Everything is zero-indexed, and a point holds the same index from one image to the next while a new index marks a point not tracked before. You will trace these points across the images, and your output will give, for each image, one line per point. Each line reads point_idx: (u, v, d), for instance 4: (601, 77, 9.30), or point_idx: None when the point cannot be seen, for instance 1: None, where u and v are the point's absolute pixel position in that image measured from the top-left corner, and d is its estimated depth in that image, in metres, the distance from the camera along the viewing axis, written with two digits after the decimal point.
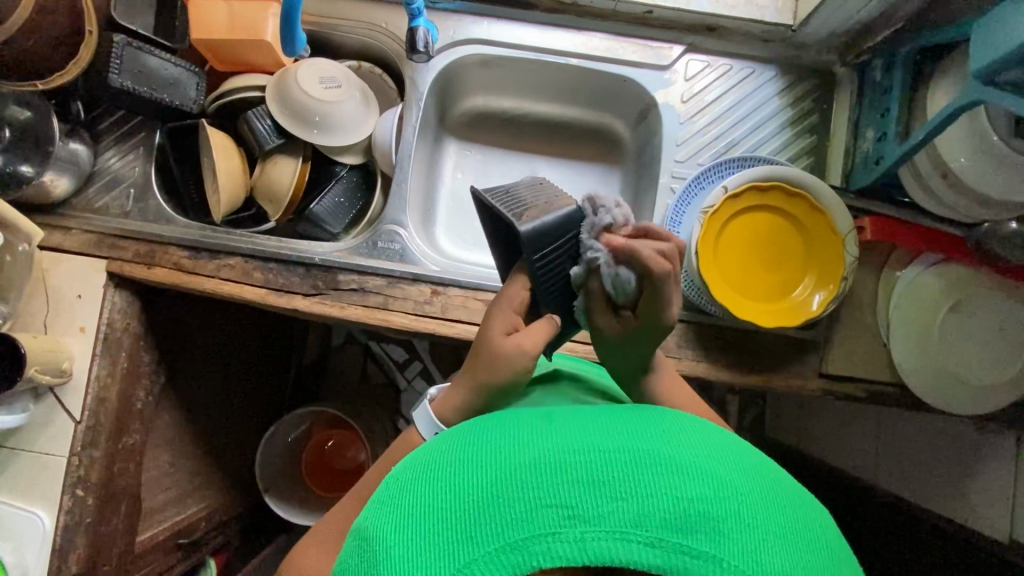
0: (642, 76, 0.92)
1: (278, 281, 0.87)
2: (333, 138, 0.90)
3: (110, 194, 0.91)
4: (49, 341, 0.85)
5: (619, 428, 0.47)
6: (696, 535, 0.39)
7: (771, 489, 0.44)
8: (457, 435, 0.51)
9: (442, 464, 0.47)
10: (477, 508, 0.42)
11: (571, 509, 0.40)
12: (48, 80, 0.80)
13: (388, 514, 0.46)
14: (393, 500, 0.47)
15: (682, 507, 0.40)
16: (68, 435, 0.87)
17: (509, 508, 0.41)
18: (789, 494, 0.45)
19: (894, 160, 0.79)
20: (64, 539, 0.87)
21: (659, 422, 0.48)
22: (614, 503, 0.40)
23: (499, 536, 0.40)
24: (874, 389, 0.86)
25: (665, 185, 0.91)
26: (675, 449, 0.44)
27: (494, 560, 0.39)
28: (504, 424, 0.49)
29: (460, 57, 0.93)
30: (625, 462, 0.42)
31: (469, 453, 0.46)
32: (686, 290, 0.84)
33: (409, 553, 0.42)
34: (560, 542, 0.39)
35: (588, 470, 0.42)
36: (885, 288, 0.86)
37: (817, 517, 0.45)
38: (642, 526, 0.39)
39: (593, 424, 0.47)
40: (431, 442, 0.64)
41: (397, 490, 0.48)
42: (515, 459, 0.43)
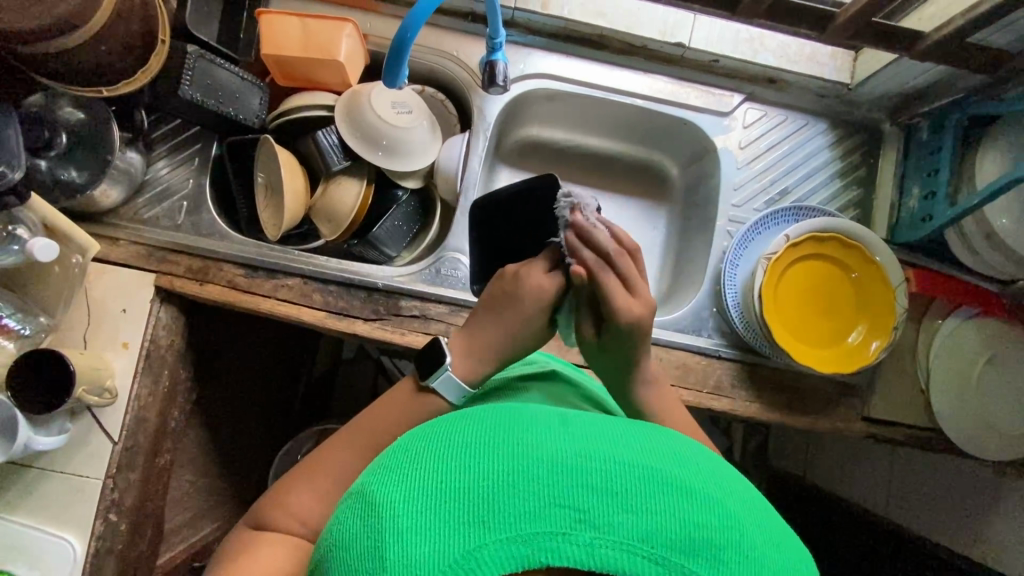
0: (702, 121, 0.95)
1: (339, 304, 0.86)
2: (399, 163, 0.89)
3: (161, 205, 0.88)
4: (93, 358, 0.81)
5: (634, 437, 0.44)
6: (699, 560, 0.37)
7: (771, 527, 0.42)
8: (464, 414, 0.47)
9: (452, 441, 0.43)
10: (489, 493, 0.39)
11: (582, 514, 0.38)
12: (116, 88, 0.78)
13: (392, 481, 0.42)
14: (397, 468, 0.43)
15: (690, 530, 0.38)
16: (103, 457, 0.83)
17: (522, 500, 0.38)
18: (786, 534, 0.44)
19: (944, 220, 0.83)
20: (93, 566, 0.82)
21: (671, 439, 0.45)
22: (625, 515, 0.38)
23: (510, 527, 0.37)
24: (913, 433, 0.90)
25: (722, 228, 0.94)
26: (687, 471, 0.42)
27: (501, 550, 0.37)
28: (519, 412, 0.46)
29: (527, 90, 0.94)
30: (641, 476, 0.40)
31: (482, 434, 0.43)
32: (744, 331, 0.87)
33: (414, 528, 0.38)
34: (568, 543, 0.37)
35: (604, 478, 0.39)
36: (926, 337, 0.91)
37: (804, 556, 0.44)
38: (649, 542, 0.37)
39: (607, 428, 0.44)
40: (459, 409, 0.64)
41: (403, 458, 0.44)
42: (532, 452, 0.40)
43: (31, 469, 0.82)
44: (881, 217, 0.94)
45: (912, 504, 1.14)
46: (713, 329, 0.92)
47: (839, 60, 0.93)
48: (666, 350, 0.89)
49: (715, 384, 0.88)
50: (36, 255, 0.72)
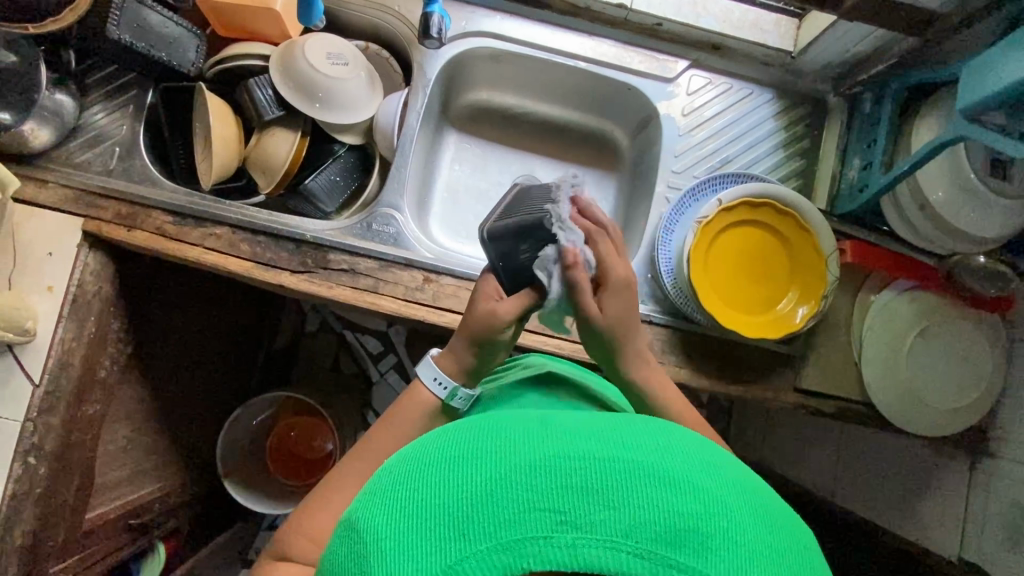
0: (647, 86, 0.94)
1: (267, 256, 0.85)
2: (333, 116, 0.88)
3: (94, 150, 0.88)
4: (14, 298, 0.80)
5: (617, 433, 0.42)
6: (683, 550, 0.36)
7: (760, 507, 0.41)
8: (449, 429, 0.46)
9: (435, 457, 0.42)
10: (469, 507, 0.38)
11: (563, 515, 0.37)
12: (42, 25, 0.76)
13: (377, 504, 0.42)
14: (382, 491, 0.42)
15: (674, 520, 0.37)
16: (23, 398, 0.83)
17: (503, 507, 0.37)
18: (784, 517, 0.42)
19: (878, 188, 0.83)
20: (10, 508, 0.82)
21: (657, 431, 0.44)
22: (607, 512, 0.37)
23: (492, 536, 0.37)
24: (843, 406, 0.90)
25: (661, 194, 0.93)
26: (670, 461, 0.40)
27: (485, 559, 0.36)
28: (499, 420, 0.45)
29: (470, 49, 0.93)
30: (621, 471, 0.38)
31: (464, 447, 0.42)
32: (674, 295, 0.86)
33: (399, 547, 0.38)
34: (551, 547, 0.36)
35: (583, 477, 0.38)
36: (860, 310, 0.90)
37: (802, 535, 0.42)
38: (632, 536, 0.36)
39: (590, 426, 0.43)
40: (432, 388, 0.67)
41: (388, 481, 0.43)
42: (511, 459, 0.39)
43: None
44: (822, 189, 0.94)
45: (855, 487, 1.13)
46: (647, 294, 0.92)
47: (783, 28, 0.92)
48: None
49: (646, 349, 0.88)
50: None
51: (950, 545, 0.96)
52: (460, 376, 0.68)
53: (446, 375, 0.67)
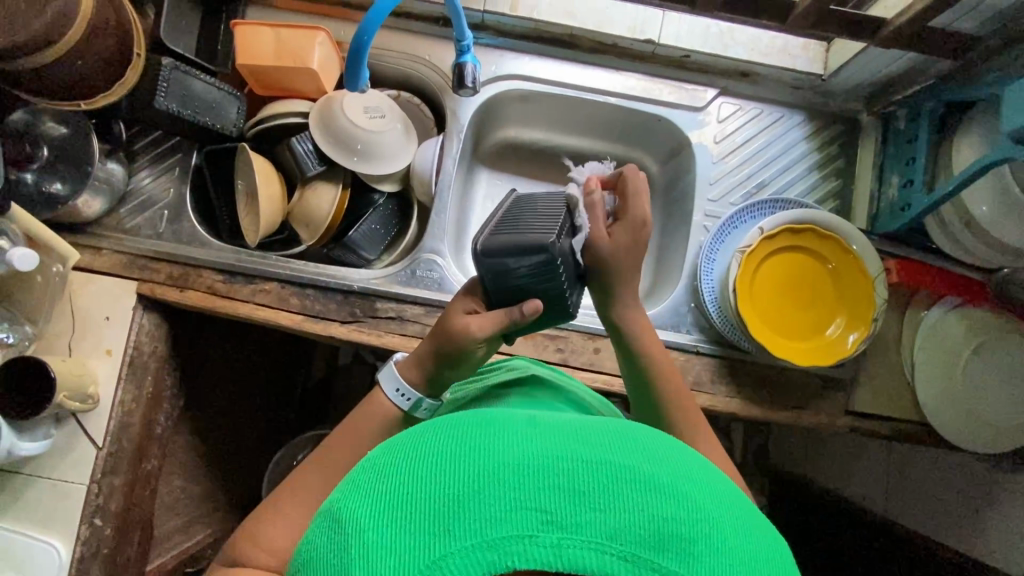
0: (677, 117, 0.95)
1: (316, 308, 0.87)
2: (372, 168, 0.90)
3: (143, 215, 0.90)
4: (77, 365, 0.83)
5: (602, 435, 0.42)
6: (667, 555, 0.36)
7: (742, 515, 0.41)
8: (432, 424, 0.46)
9: (418, 451, 0.42)
10: (453, 503, 0.38)
11: (549, 515, 0.37)
12: (94, 101, 0.81)
13: (360, 495, 0.41)
14: (363, 485, 0.42)
15: (658, 525, 0.37)
16: (88, 461, 0.84)
17: (488, 505, 0.37)
18: (763, 528, 0.43)
19: (922, 209, 0.82)
20: (79, 571, 0.84)
21: (645, 436, 0.44)
22: (593, 514, 0.37)
23: (475, 533, 0.37)
24: (899, 427, 0.89)
25: (698, 223, 0.93)
26: (658, 466, 0.41)
27: (468, 557, 0.36)
28: (486, 417, 0.44)
29: (501, 91, 0.95)
30: (607, 472, 0.39)
31: (448, 442, 0.42)
32: (720, 326, 0.87)
33: (380, 540, 0.37)
34: (534, 546, 0.36)
35: (569, 478, 0.38)
36: (909, 329, 0.89)
37: (780, 543, 0.43)
38: (617, 539, 0.36)
39: (576, 427, 0.43)
40: (393, 400, 0.68)
41: (370, 473, 0.43)
42: (499, 457, 0.39)
43: (19, 475, 0.84)
44: (860, 209, 0.93)
45: (910, 501, 1.11)
46: (691, 324, 0.92)
47: (811, 51, 0.92)
48: None
49: (695, 380, 0.88)
50: (15, 264, 0.74)
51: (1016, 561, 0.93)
52: (423, 388, 0.69)
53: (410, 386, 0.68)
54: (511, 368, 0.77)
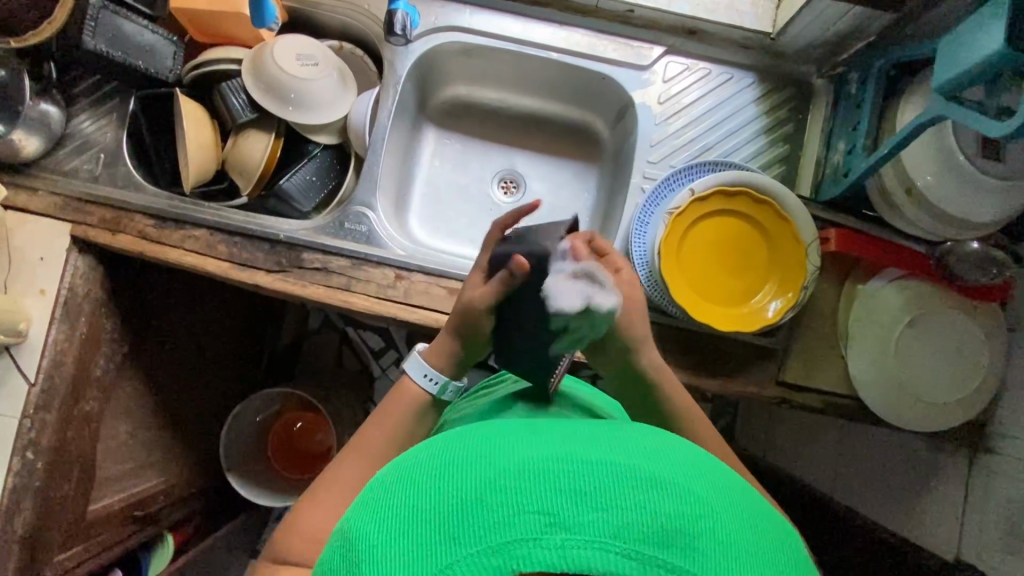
0: (621, 74, 0.92)
1: (243, 256, 0.87)
2: (304, 117, 0.89)
3: (80, 158, 0.91)
4: (7, 302, 0.84)
5: (600, 438, 0.43)
6: (672, 549, 0.37)
7: (745, 509, 0.41)
8: (440, 440, 0.47)
9: (427, 465, 0.43)
10: (459, 511, 0.39)
11: (553, 517, 0.37)
12: (22, 38, 0.81)
13: (373, 514, 0.42)
14: (374, 503, 0.43)
15: (662, 521, 0.37)
16: (19, 397, 0.87)
17: (492, 511, 0.38)
18: (775, 525, 0.43)
19: (859, 173, 0.79)
20: (11, 501, 0.87)
21: (647, 436, 0.45)
22: (595, 514, 0.37)
23: (480, 539, 0.37)
24: (829, 400, 0.86)
25: (636, 185, 0.91)
26: (659, 465, 0.41)
27: (476, 563, 0.37)
28: (491, 430, 0.45)
29: (441, 44, 0.93)
30: (606, 472, 0.39)
31: (454, 455, 0.43)
32: (648, 289, 0.84)
33: (391, 554, 0.39)
34: (540, 548, 0.37)
35: (571, 480, 0.39)
36: (845, 301, 0.86)
37: (789, 541, 0.43)
38: (621, 537, 0.36)
39: (576, 434, 0.44)
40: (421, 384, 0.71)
41: (381, 490, 0.44)
42: (502, 464, 0.40)
43: None
44: (806, 176, 0.90)
45: (855, 482, 1.09)
46: None
47: (760, 8, 0.88)
48: None
49: None
50: None
51: (947, 543, 0.91)
52: (448, 371, 0.72)
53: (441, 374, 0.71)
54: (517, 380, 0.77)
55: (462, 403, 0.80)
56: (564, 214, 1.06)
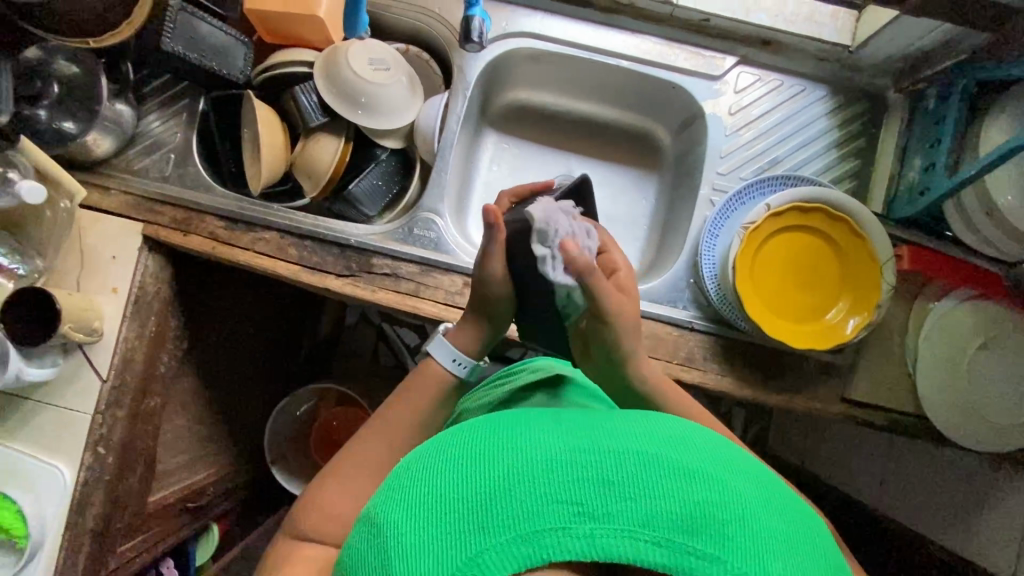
0: (693, 84, 0.91)
1: (313, 260, 0.88)
2: (374, 121, 0.89)
3: (151, 157, 0.92)
4: (83, 300, 0.85)
5: (625, 427, 0.45)
6: (702, 538, 0.38)
7: (768, 492, 0.43)
8: (460, 428, 0.48)
9: (452, 452, 0.44)
10: (488, 500, 0.40)
11: (581, 506, 0.39)
12: (103, 40, 0.82)
13: (396, 498, 0.43)
14: (397, 485, 0.44)
15: (690, 510, 0.39)
16: (92, 393, 0.88)
17: (523, 499, 0.39)
18: (800, 514, 0.44)
19: (940, 193, 0.78)
20: (82, 494, 0.89)
21: (668, 423, 0.46)
22: (624, 503, 0.39)
23: (510, 528, 0.38)
24: (893, 418, 0.87)
25: (704, 197, 0.91)
26: (683, 453, 0.42)
27: (505, 550, 0.38)
28: (512, 419, 0.46)
29: (511, 50, 0.92)
30: (633, 462, 0.41)
31: (477, 442, 0.44)
32: (718, 304, 0.85)
33: (420, 540, 0.39)
34: (570, 537, 0.38)
35: (598, 470, 0.40)
36: (916, 320, 0.86)
37: (811, 521, 0.45)
38: (650, 526, 0.38)
39: (600, 423, 0.45)
40: (451, 369, 0.74)
41: (403, 473, 0.45)
42: (527, 454, 0.41)
43: (27, 401, 0.88)
44: (878, 192, 0.89)
45: (903, 496, 1.09)
46: (689, 301, 0.90)
47: (841, 21, 0.87)
48: (639, 319, 0.87)
49: (686, 356, 0.87)
50: (23, 197, 0.76)
51: (1003, 562, 0.91)
52: (475, 355, 0.75)
53: (467, 357, 0.74)
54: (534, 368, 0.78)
55: (478, 391, 0.82)
56: (622, 222, 1.06)
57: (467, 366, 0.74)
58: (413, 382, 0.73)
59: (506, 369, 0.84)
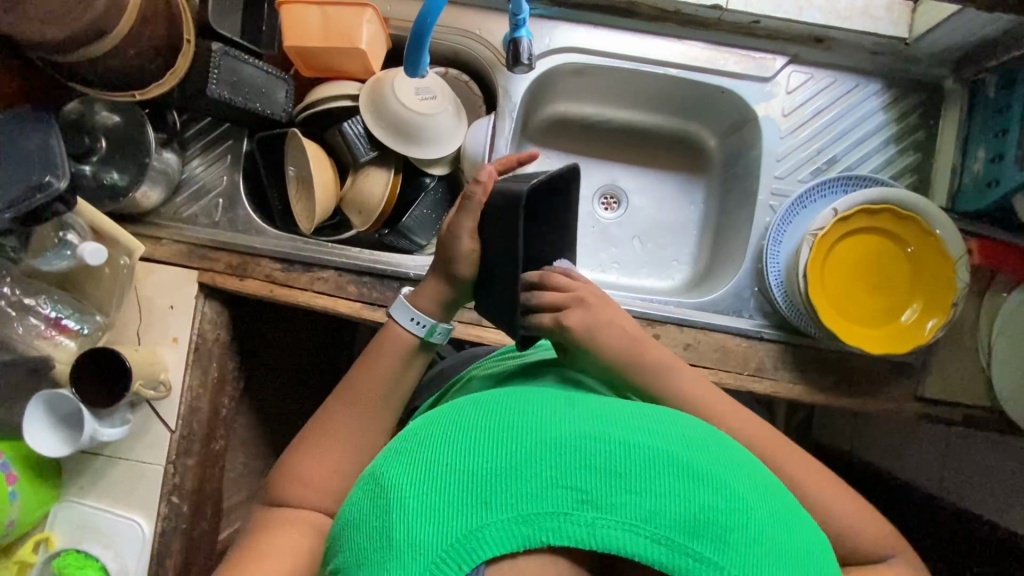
0: (743, 88, 0.89)
1: (373, 295, 0.87)
2: (423, 150, 0.88)
3: (199, 203, 0.91)
4: (147, 354, 0.85)
5: (641, 421, 0.44)
6: (704, 542, 0.37)
7: (778, 506, 0.41)
8: (469, 403, 0.47)
9: (460, 423, 0.44)
10: (492, 477, 0.39)
11: (585, 494, 0.38)
12: (147, 90, 0.79)
13: (399, 462, 0.42)
14: (402, 449, 0.43)
15: (697, 512, 0.38)
16: (162, 444, 0.88)
17: (528, 481, 0.39)
18: (807, 527, 0.43)
19: (1012, 185, 0.76)
20: (160, 545, 0.88)
21: (685, 424, 0.45)
22: (628, 496, 0.38)
23: (511, 508, 0.38)
24: (970, 414, 0.86)
25: (764, 202, 0.89)
26: (696, 454, 0.41)
27: (502, 529, 0.37)
28: (522, 401, 0.46)
29: (555, 66, 0.91)
30: (644, 457, 0.40)
31: (486, 419, 0.43)
32: (787, 311, 0.84)
33: (420, 506, 0.38)
34: (568, 523, 0.37)
35: (606, 460, 0.39)
36: (989, 313, 0.85)
37: (817, 534, 0.43)
38: (653, 523, 0.37)
39: (614, 412, 0.44)
40: (409, 328, 0.69)
41: (409, 439, 0.44)
42: (536, 436, 0.41)
43: (99, 456, 0.88)
44: (940, 185, 0.88)
45: None
46: (754, 309, 0.88)
47: (895, 12, 0.86)
48: (706, 332, 0.86)
49: (757, 366, 0.86)
50: (87, 259, 0.76)
51: None
52: (437, 314, 0.70)
53: (426, 316, 0.69)
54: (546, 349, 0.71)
55: (489, 361, 0.75)
56: (671, 229, 1.04)
57: (426, 326, 0.69)
58: (373, 354, 0.70)
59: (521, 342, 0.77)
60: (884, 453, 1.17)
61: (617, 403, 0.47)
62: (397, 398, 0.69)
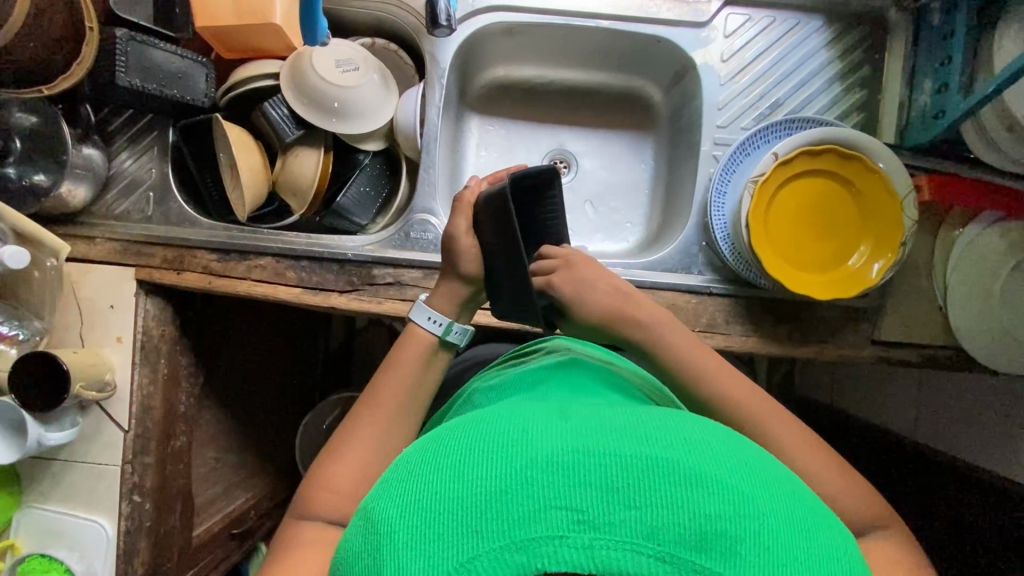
0: (679, 35, 0.86)
1: (312, 279, 0.85)
2: (352, 125, 0.85)
3: (130, 199, 0.88)
4: (89, 355, 0.84)
5: (638, 428, 0.42)
6: (711, 555, 0.35)
7: (791, 504, 0.39)
8: (462, 424, 0.46)
9: (450, 447, 0.42)
10: (482, 503, 0.37)
11: (581, 514, 0.36)
12: (54, 84, 0.76)
13: (390, 495, 0.41)
14: (393, 481, 0.42)
15: (701, 524, 0.36)
16: (117, 445, 0.88)
17: (520, 503, 0.37)
18: (826, 528, 0.40)
19: (957, 114, 0.73)
20: (127, 543, 0.88)
21: (689, 427, 0.43)
22: (627, 512, 0.36)
23: (502, 535, 0.36)
24: (928, 354, 0.84)
25: (707, 153, 0.86)
26: (696, 458, 0.39)
27: (495, 559, 0.36)
28: (514, 419, 0.44)
29: (482, 27, 0.88)
30: (641, 467, 0.38)
31: (476, 440, 0.42)
32: (734, 263, 0.82)
33: (411, 544, 0.37)
34: (564, 547, 0.35)
35: (602, 474, 0.37)
36: (942, 249, 0.82)
37: (839, 532, 0.41)
38: (655, 539, 0.35)
39: (609, 422, 0.43)
40: (429, 328, 0.70)
41: (401, 469, 0.43)
42: (525, 454, 0.39)
43: (56, 461, 0.88)
44: (888, 122, 0.84)
45: None
46: (703, 264, 0.86)
47: None
48: (653, 291, 0.84)
49: (709, 322, 0.84)
50: (7, 262, 0.74)
51: None
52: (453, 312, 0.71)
53: (441, 313, 0.71)
54: (546, 350, 0.70)
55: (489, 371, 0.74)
56: (623, 190, 1.01)
57: (446, 324, 0.70)
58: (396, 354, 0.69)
59: (523, 347, 0.77)
60: (864, 400, 1.15)
61: (615, 410, 0.46)
62: (419, 399, 0.68)
